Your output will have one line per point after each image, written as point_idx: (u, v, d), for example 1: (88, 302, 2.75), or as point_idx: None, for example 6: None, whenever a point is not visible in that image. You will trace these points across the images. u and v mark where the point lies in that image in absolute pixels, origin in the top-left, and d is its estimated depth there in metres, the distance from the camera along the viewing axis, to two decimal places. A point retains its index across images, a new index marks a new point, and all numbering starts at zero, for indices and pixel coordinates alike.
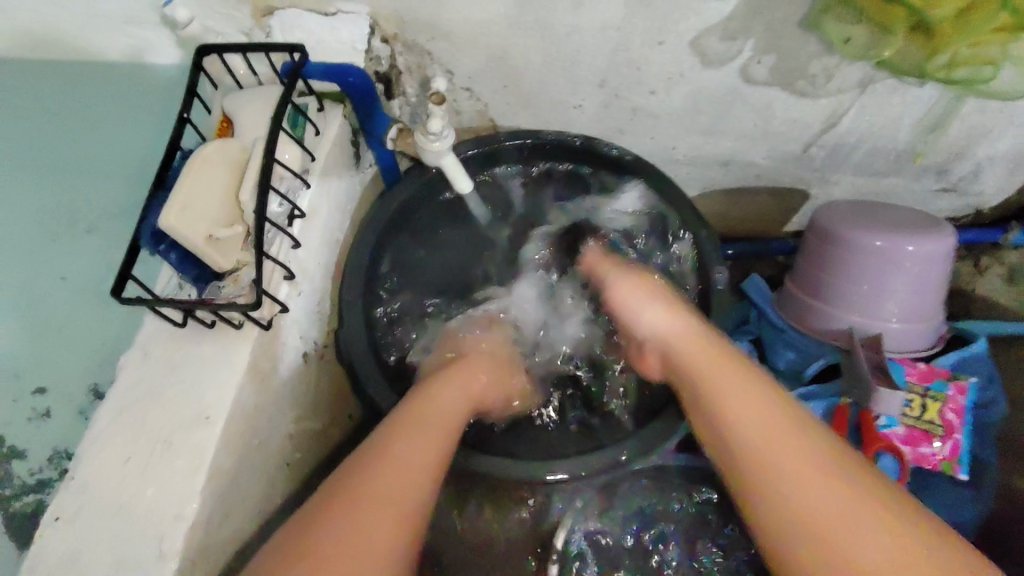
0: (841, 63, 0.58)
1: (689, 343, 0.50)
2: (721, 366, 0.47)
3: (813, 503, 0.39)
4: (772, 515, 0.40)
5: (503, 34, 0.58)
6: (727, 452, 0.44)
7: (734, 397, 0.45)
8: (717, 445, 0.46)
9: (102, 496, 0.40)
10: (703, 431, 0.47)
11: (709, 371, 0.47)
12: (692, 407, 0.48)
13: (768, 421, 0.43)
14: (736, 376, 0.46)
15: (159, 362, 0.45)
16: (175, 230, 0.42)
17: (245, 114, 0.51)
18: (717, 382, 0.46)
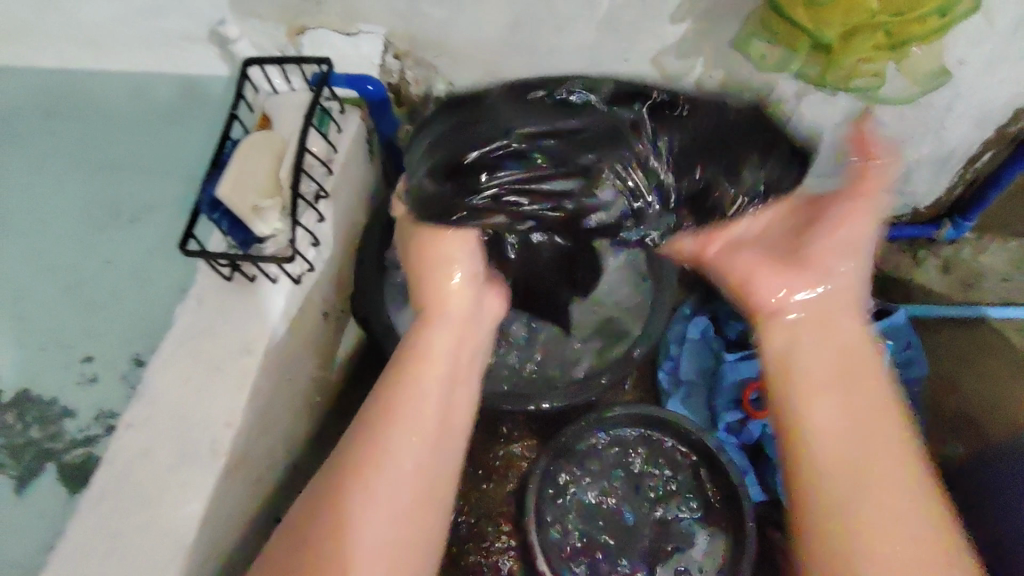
0: (777, 78, 0.69)
1: (830, 319, 0.45)
2: (847, 371, 0.43)
3: (930, 559, 0.37)
4: (880, 553, 0.38)
5: (494, 52, 0.70)
6: (841, 471, 0.40)
7: (877, 428, 0.41)
8: (838, 456, 0.40)
9: (167, 407, 0.51)
10: (836, 439, 0.41)
11: (855, 382, 0.43)
12: (830, 406, 0.42)
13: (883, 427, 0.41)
14: (883, 406, 0.42)
15: (210, 307, 0.55)
16: (229, 198, 0.53)
17: (282, 114, 0.62)
18: (863, 393, 0.42)
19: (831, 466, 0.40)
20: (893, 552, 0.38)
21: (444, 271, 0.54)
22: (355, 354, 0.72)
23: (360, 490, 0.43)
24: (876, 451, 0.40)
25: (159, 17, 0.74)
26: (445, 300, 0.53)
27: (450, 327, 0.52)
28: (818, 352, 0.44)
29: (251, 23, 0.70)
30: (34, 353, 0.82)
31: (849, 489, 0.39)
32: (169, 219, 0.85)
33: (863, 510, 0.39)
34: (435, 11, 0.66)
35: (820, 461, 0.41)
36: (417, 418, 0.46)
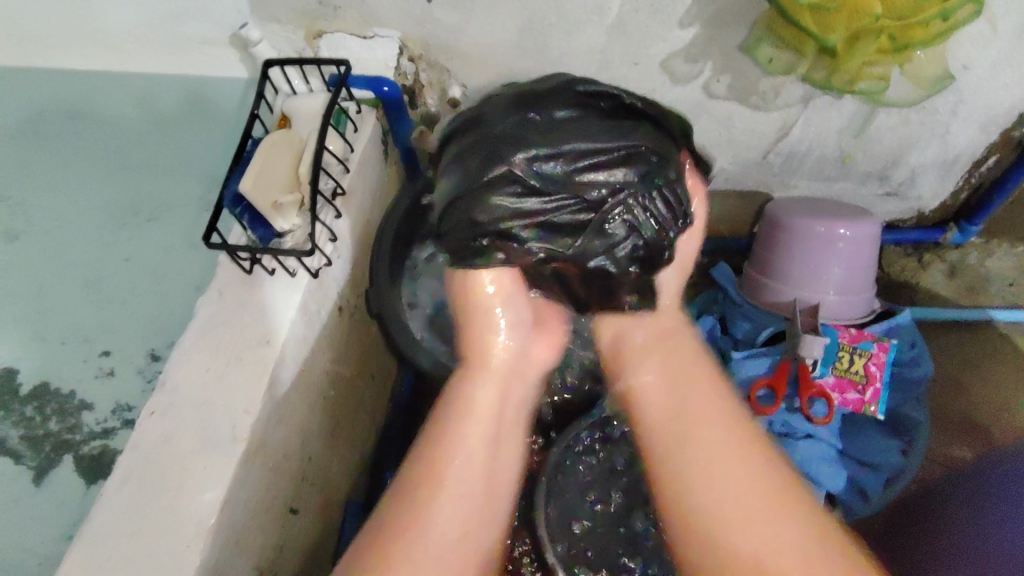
0: (784, 82, 0.71)
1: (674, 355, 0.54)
2: (706, 406, 0.50)
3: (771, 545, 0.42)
4: (710, 522, 0.44)
5: (507, 54, 0.72)
6: (677, 488, 0.47)
7: (707, 443, 0.48)
8: (677, 475, 0.47)
9: (189, 395, 0.53)
10: (666, 457, 0.49)
11: (703, 408, 0.50)
12: (665, 435, 0.50)
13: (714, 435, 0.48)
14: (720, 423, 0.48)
15: (230, 299, 0.57)
16: (251, 193, 0.55)
17: (301, 113, 0.64)
18: (697, 419, 0.49)
19: (674, 486, 0.47)
20: (731, 544, 0.43)
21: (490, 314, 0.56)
22: (368, 349, 0.74)
23: (413, 513, 0.46)
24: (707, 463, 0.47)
25: (181, 21, 0.77)
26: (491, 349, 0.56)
27: (495, 379, 0.55)
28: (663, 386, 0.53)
29: (271, 28, 0.73)
30: (53, 347, 0.84)
31: (673, 480, 0.47)
32: (186, 218, 0.88)
33: (700, 514, 0.45)
34: (450, 15, 0.68)
35: (666, 481, 0.48)
36: (464, 472, 0.49)
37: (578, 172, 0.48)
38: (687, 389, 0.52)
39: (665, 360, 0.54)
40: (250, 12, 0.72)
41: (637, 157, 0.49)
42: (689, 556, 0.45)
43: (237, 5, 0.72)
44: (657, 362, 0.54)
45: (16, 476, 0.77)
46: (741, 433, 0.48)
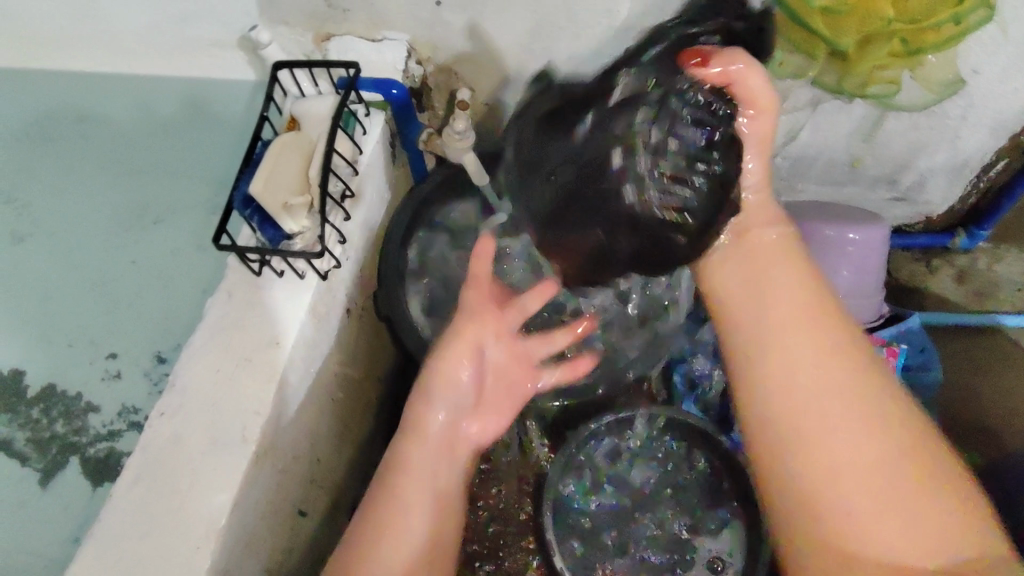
0: (793, 86, 0.71)
1: (779, 255, 0.51)
2: (815, 311, 0.48)
3: (856, 458, 0.43)
4: (841, 475, 0.43)
5: (516, 57, 0.72)
6: (773, 384, 0.47)
7: (810, 351, 0.46)
8: (771, 370, 0.47)
9: (198, 396, 0.52)
10: (752, 353, 0.48)
11: (809, 310, 0.48)
12: (769, 333, 0.48)
13: (832, 383, 0.45)
14: (836, 368, 0.46)
15: (239, 300, 0.57)
16: (261, 195, 0.55)
17: (310, 116, 0.64)
18: (801, 321, 0.47)
19: (770, 383, 0.47)
20: (811, 453, 0.44)
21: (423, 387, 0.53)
22: (376, 353, 0.74)
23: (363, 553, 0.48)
24: (811, 371, 0.46)
25: (190, 24, 0.77)
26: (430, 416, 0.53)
27: (428, 444, 0.52)
28: (788, 287, 0.48)
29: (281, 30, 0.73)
30: (59, 349, 0.84)
31: (790, 433, 0.46)
32: (193, 220, 0.88)
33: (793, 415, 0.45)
34: (460, 19, 0.68)
35: (758, 381, 0.48)
36: (414, 529, 0.50)
37: (584, 193, 0.45)
38: (788, 331, 0.48)
39: (752, 294, 0.50)
40: (260, 14, 0.72)
41: (636, 120, 0.44)
42: (793, 504, 0.45)
43: (247, 8, 0.72)
44: (748, 264, 0.50)
45: (22, 478, 0.77)
46: (846, 344, 0.47)
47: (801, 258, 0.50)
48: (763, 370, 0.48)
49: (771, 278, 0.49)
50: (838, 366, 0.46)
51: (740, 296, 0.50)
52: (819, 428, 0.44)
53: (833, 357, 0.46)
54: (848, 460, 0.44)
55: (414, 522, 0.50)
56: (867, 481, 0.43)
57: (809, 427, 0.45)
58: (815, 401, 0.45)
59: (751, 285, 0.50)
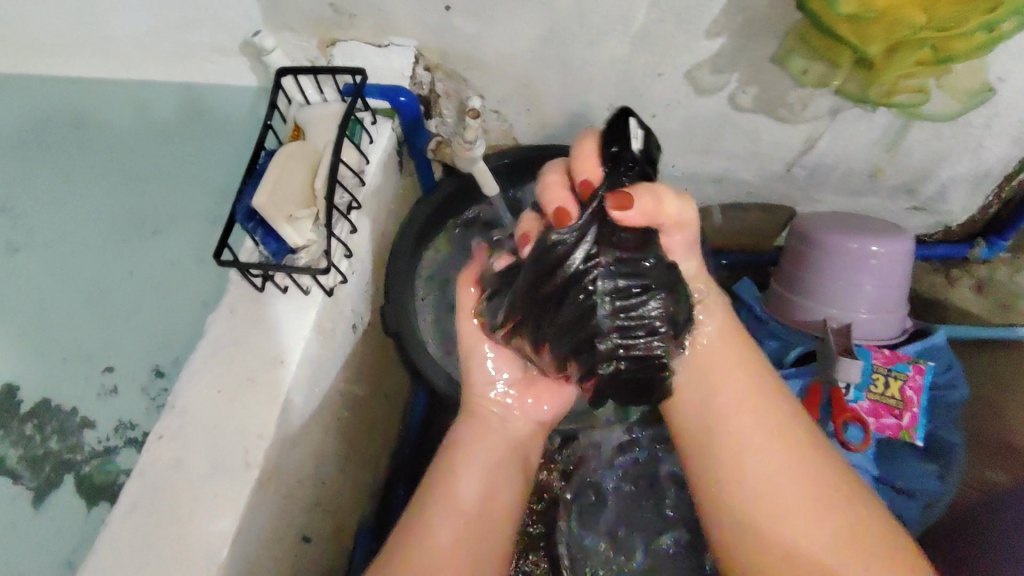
0: (813, 94, 0.68)
1: (726, 346, 0.53)
2: (758, 397, 0.51)
3: (822, 530, 0.46)
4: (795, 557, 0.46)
5: (527, 64, 0.70)
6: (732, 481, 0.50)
7: (757, 432, 0.50)
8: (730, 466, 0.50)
9: (199, 418, 0.50)
10: (706, 444, 0.52)
11: (753, 400, 0.51)
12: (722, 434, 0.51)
13: (779, 469, 0.48)
14: (781, 454, 0.49)
15: (243, 316, 0.54)
16: (264, 209, 0.53)
17: (316, 124, 0.62)
18: (746, 410, 0.51)
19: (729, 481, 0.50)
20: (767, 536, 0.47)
21: (468, 433, 0.56)
22: (383, 368, 0.72)
23: (405, 555, 0.48)
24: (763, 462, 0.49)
25: (191, 29, 0.74)
26: (488, 411, 0.57)
27: (464, 459, 0.54)
28: (731, 375, 0.52)
29: (285, 35, 0.71)
30: (54, 363, 0.81)
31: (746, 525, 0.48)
32: (194, 230, 0.85)
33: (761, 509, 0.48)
34: (469, 25, 0.66)
35: (721, 480, 0.50)
36: (448, 546, 0.49)
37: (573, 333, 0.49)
38: (735, 417, 0.51)
39: (705, 387, 0.52)
40: (263, 20, 0.70)
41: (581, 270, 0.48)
42: None
43: (249, 13, 0.69)
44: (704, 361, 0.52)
45: (15, 497, 0.75)
46: (788, 422, 0.51)
47: (744, 348, 0.54)
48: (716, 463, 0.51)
49: (721, 366, 0.52)
50: (785, 451, 0.49)
51: (692, 390, 0.53)
52: (768, 515, 0.47)
53: (777, 444, 0.49)
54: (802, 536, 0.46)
55: (462, 528, 0.51)
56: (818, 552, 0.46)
57: (761, 514, 0.48)
58: (764, 490, 0.48)
59: (705, 374, 0.52)
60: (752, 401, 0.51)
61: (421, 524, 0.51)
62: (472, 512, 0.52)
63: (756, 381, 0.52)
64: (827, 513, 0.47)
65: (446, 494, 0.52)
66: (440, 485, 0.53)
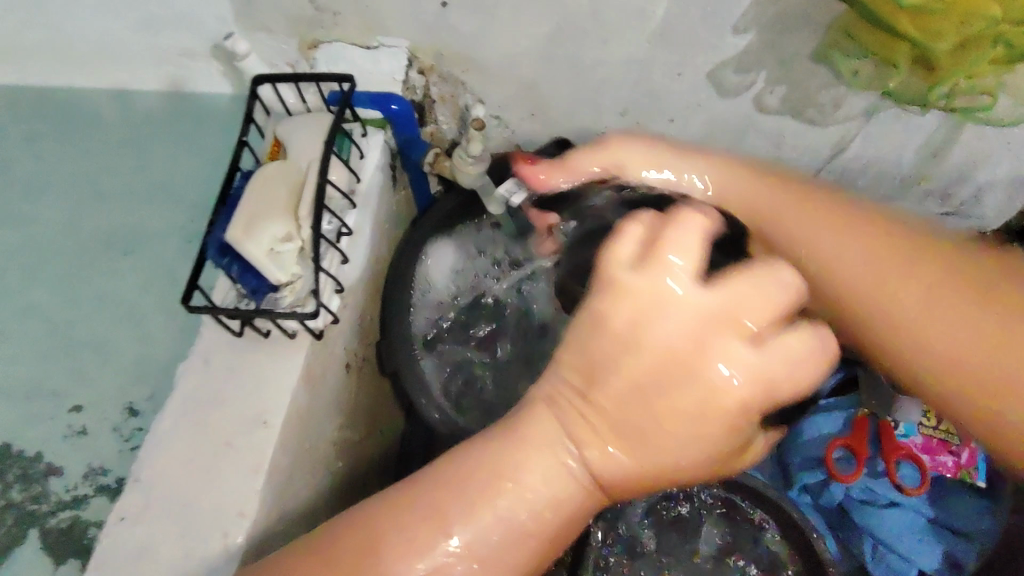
0: (847, 94, 0.62)
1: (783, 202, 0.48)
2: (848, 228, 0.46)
3: (965, 343, 0.41)
4: (964, 371, 0.41)
5: (531, 66, 0.63)
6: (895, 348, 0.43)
7: (909, 280, 0.43)
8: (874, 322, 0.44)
9: (168, 495, 0.44)
10: (848, 308, 0.45)
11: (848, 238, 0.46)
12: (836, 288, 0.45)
13: (910, 287, 0.43)
14: (921, 291, 0.43)
15: (218, 369, 0.48)
16: (240, 243, 0.45)
17: (297, 139, 0.55)
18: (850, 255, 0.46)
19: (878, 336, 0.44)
20: (933, 351, 0.42)
21: (567, 415, 0.38)
22: (378, 403, 0.65)
23: (411, 540, 0.37)
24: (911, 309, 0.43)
25: (154, 31, 0.66)
26: (627, 362, 0.36)
27: (549, 451, 0.38)
28: (824, 235, 0.47)
29: (261, 38, 0.63)
30: (14, 403, 0.73)
31: (924, 360, 0.42)
32: (166, 251, 0.77)
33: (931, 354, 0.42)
34: (467, 23, 0.59)
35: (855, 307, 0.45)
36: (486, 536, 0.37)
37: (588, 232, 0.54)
38: (875, 287, 0.44)
39: (829, 259, 0.46)
40: (235, 20, 0.62)
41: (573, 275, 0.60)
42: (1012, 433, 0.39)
43: (219, 12, 0.61)
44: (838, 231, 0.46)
45: None
46: (891, 247, 0.45)
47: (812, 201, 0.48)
48: (886, 308, 0.44)
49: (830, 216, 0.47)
50: (926, 283, 0.43)
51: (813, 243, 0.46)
52: (909, 328, 0.43)
53: (883, 258, 0.45)
54: (963, 346, 0.41)
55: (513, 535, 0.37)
56: (988, 353, 0.40)
57: (909, 325, 0.43)
58: (918, 315, 0.42)
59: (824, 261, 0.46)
60: (844, 225, 0.47)
61: (436, 493, 0.38)
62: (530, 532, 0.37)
63: (858, 229, 0.46)
64: (986, 330, 0.40)
65: (483, 472, 0.38)
66: (484, 469, 0.38)
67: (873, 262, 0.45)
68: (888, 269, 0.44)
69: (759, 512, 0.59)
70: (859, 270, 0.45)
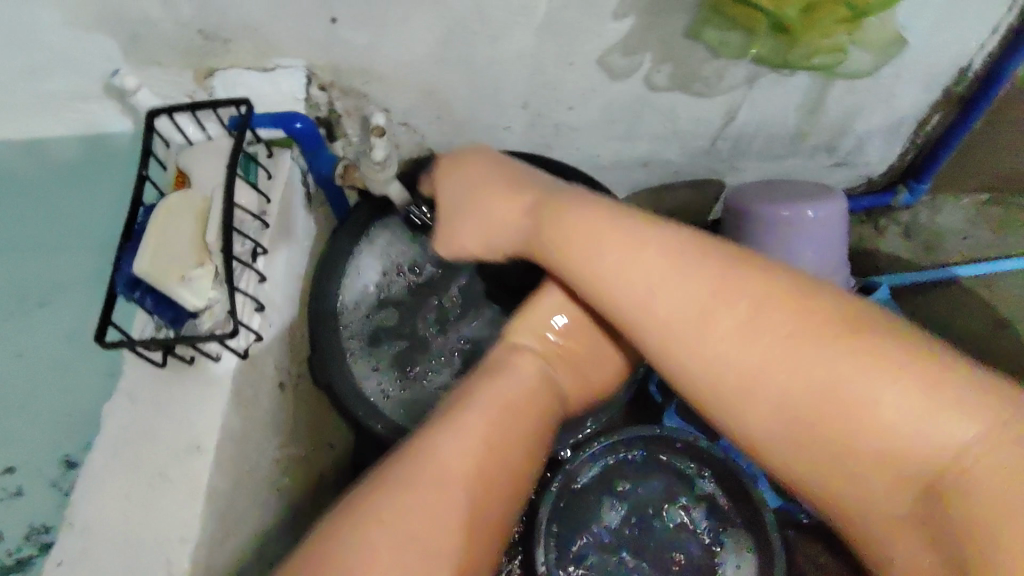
0: (727, 65, 0.66)
1: (580, 222, 0.50)
2: (673, 264, 0.45)
3: (819, 381, 0.39)
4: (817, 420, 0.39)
5: (427, 70, 0.64)
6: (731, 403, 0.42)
7: (662, 289, 0.45)
8: (730, 378, 0.42)
9: (106, 533, 0.44)
10: (668, 340, 0.44)
11: (673, 265, 0.45)
12: (665, 321, 0.44)
13: (716, 319, 0.43)
14: (721, 307, 0.43)
15: (145, 403, 0.48)
16: (150, 274, 0.46)
17: (200, 167, 0.55)
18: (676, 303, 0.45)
19: (733, 398, 0.42)
20: (777, 392, 0.41)
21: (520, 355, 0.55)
22: (317, 415, 0.66)
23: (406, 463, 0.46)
24: (750, 354, 0.41)
25: (41, 76, 0.65)
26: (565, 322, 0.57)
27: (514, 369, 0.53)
28: (608, 261, 0.48)
29: (152, 72, 0.63)
30: None
31: (736, 396, 0.42)
32: (85, 296, 0.75)
33: (812, 419, 0.39)
34: (358, 35, 0.60)
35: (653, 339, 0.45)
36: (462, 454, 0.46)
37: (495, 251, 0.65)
38: (657, 281, 0.45)
39: (622, 271, 0.47)
40: (123, 57, 0.61)
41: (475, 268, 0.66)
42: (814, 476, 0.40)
43: (104, 51, 0.61)
44: (608, 251, 0.48)
45: None
46: (676, 259, 0.45)
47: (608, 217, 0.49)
48: (706, 338, 0.43)
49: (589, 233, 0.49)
50: (706, 292, 0.44)
51: (602, 276, 0.48)
52: (750, 372, 0.41)
53: (671, 279, 0.45)
54: (801, 386, 0.40)
55: (476, 452, 0.47)
56: (839, 385, 0.39)
57: (735, 370, 0.42)
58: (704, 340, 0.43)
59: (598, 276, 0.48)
60: (639, 245, 0.47)
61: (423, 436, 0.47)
62: (483, 452, 0.47)
63: (662, 249, 0.46)
64: (810, 348, 0.40)
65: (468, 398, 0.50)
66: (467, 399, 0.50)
67: (666, 276, 0.45)
68: (693, 297, 0.44)
69: (696, 463, 0.63)
70: (650, 299, 0.45)
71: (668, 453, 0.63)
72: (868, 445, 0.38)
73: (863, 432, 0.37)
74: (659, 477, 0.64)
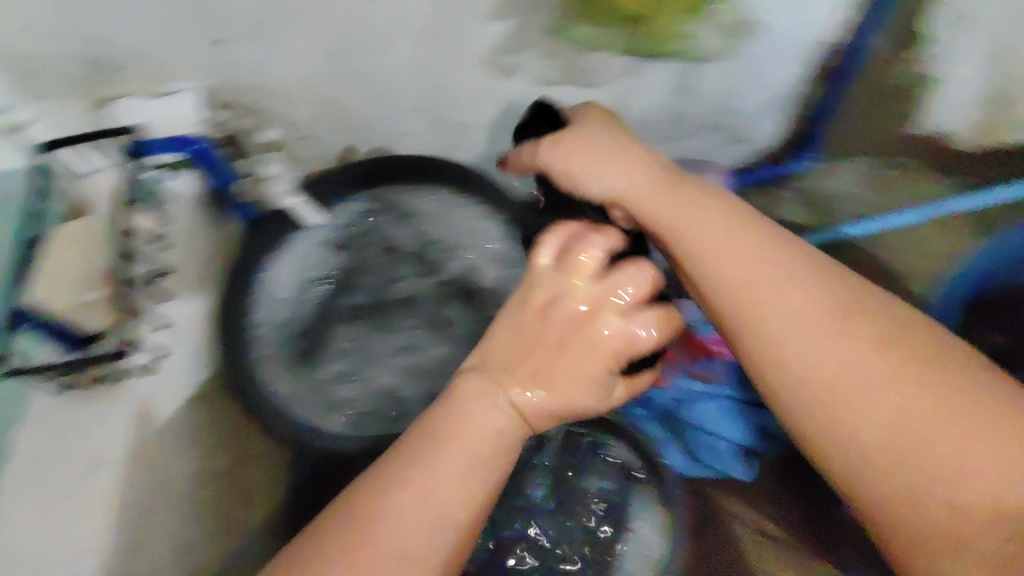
0: (604, 57, 0.70)
1: (691, 206, 0.52)
2: (760, 280, 0.47)
3: (898, 407, 0.42)
4: (884, 437, 0.42)
5: (319, 83, 0.67)
6: (823, 422, 0.44)
7: (796, 287, 0.47)
8: (808, 380, 0.45)
9: (28, 536, 0.51)
10: (743, 318, 0.47)
11: (803, 291, 0.46)
12: (724, 291, 0.48)
13: (822, 324, 0.45)
14: (850, 306, 0.46)
15: (57, 423, 0.55)
16: (46, 300, 0.50)
17: (95, 196, 0.59)
18: (804, 329, 0.45)
19: (805, 400, 0.45)
20: (844, 415, 0.43)
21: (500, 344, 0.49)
22: None
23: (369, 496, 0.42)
24: (892, 400, 0.42)
25: None
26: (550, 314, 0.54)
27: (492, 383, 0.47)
28: (705, 234, 0.50)
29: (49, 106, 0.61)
30: None
31: (809, 396, 0.45)
32: None
33: (878, 447, 0.42)
34: (246, 54, 0.62)
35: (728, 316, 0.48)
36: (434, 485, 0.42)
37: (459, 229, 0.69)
38: (779, 269, 0.48)
39: (728, 251, 0.49)
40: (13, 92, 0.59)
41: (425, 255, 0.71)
42: (853, 485, 0.44)
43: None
44: (736, 249, 0.49)
45: None
46: (824, 272, 0.48)
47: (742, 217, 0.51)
48: (767, 332, 0.46)
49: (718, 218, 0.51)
50: (841, 303, 0.46)
51: (713, 254, 0.49)
52: (832, 378, 0.44)
53: (796, 276, 0.47)
54: (876, 404, 0.43)
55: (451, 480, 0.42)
56: (920, 419, 0.42)
57: (818, 374, 0.44)
58: (792, 342, 0.45)
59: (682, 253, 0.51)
60: (751, 239, 0.49)
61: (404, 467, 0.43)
62: (456, 481, 0.42)
63: (783, 242, 0.49)
64: (902, 380, 0.43)
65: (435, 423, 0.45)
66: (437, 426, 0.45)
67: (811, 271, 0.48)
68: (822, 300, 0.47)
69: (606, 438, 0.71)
70: (720, 286, 0.49)
71: (583, 437, 0.72)
72: (925, 478, 0.41)
73: (930, 448, 0.41)
74: (575, 461, 0.71)
